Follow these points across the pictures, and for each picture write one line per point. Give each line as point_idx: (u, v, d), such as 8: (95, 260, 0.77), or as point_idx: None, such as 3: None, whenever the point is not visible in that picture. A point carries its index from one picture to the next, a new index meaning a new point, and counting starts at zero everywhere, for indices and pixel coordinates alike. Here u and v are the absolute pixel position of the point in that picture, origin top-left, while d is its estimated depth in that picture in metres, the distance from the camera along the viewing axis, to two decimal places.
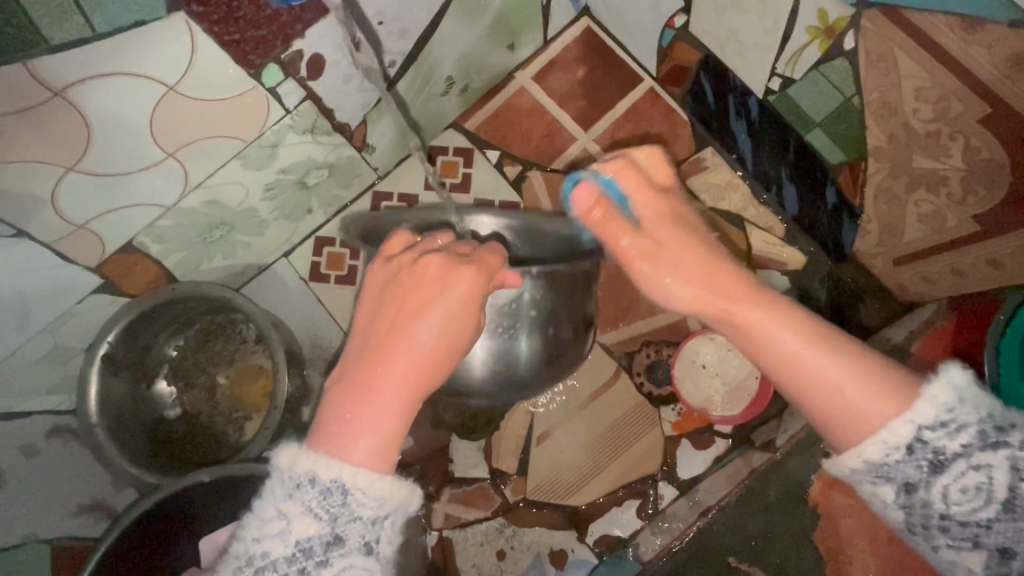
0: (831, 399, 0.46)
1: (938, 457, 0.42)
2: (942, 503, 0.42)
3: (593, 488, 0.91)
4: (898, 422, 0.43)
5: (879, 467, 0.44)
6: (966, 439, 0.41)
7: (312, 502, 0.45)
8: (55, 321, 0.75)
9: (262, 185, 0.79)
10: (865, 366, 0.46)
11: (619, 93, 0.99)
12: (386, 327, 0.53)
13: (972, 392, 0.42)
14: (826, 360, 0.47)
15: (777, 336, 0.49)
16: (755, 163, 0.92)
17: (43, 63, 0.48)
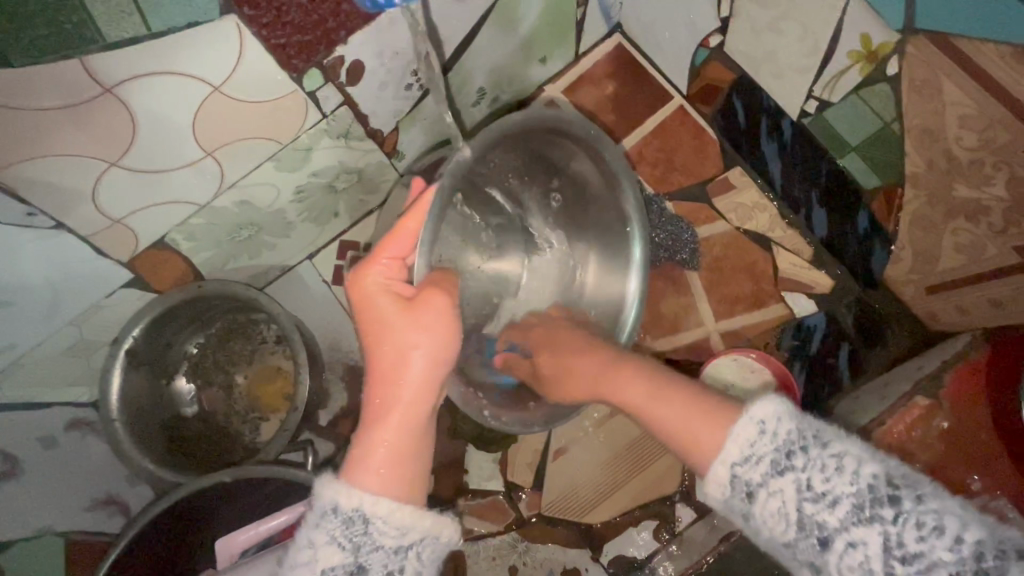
0: (673, 437, 0.55)
1: (748, 486, 0.48)
2: (767, 527, 0.47)
3: (609, 508, 0.90)
4: (714, 462, 0.50)
5: (727, 504, 0.50)
6: (764, 469, 0.47)
7: (335, 531, 0.46)
8: (82, 314, 0.75)
9: (293, 187, 0.80)
10: (697, 404, 0.56)
11: (648, 110, 0.99)
12: (391, 356, 0.55)
13: (790, 415, 0.48)
14: (670, 409, 0.57)
15: (653, 415, 0.59)
16: (785, 185, 0.91)
17: (99, 60, 0.48)
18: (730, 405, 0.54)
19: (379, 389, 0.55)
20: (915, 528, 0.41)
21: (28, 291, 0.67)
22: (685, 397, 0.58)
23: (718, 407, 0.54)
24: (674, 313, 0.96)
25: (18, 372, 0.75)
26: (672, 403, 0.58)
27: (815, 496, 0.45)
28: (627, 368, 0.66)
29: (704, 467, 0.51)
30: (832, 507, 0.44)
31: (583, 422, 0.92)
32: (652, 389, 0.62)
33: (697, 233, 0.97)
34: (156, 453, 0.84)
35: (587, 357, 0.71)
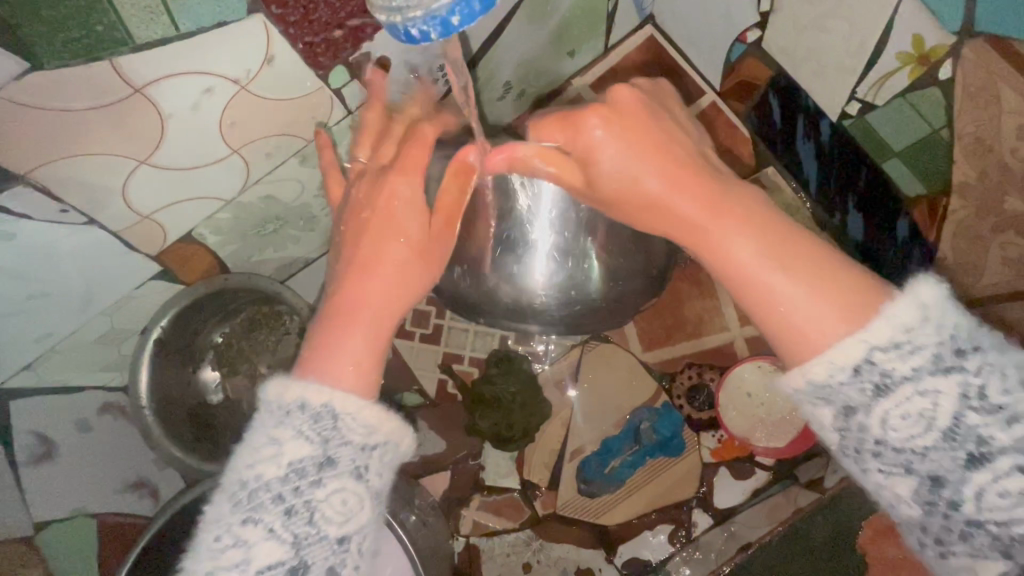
0: (787, 327, 0.45)
1: (883, 379, 0.41)
2: (878, 430, 0.42)
3: (625, 510, 0.90)
4: (847, 340, 0.43)
5: (822, 388, 0.43)
6: (919, 363, 0.40)
7: (303, 426, 0.44)
8: (113, 305, 0.77)
9: (318, 182, 0.80)
10: (774, 232, 0.48)
11: (679, 107, 0.97)
12: (375, 251, 0.54)
13: (939, 304, 0.41)
14: (801, 288, 0.46)
15: (778, 289, 0.47)
16: (821, 187, 0.88)
17: (128, 62, 0.48)
18: (865, 278, 0.46)
19: (365, 280, 0.53)
20: None
21: (62, 284, 0.69)
22: (754, 234, 0.49)
23: (846, 284, 0.45)
24: (698, 315, 0.92)
25: (52, 360, 0.77)
26: (780, 271, 0.47)
27: (986, 407, 0.39)
28: (688, 174, 0.51)
29: (801, 359, 0.44)
30: (1007, 423, 0.39)
31: (603, 422, 0.92)
32: (747, 219, 0.49)
33: None
34: (183, 441, 0.88)
35: (648, 152, 0.51)
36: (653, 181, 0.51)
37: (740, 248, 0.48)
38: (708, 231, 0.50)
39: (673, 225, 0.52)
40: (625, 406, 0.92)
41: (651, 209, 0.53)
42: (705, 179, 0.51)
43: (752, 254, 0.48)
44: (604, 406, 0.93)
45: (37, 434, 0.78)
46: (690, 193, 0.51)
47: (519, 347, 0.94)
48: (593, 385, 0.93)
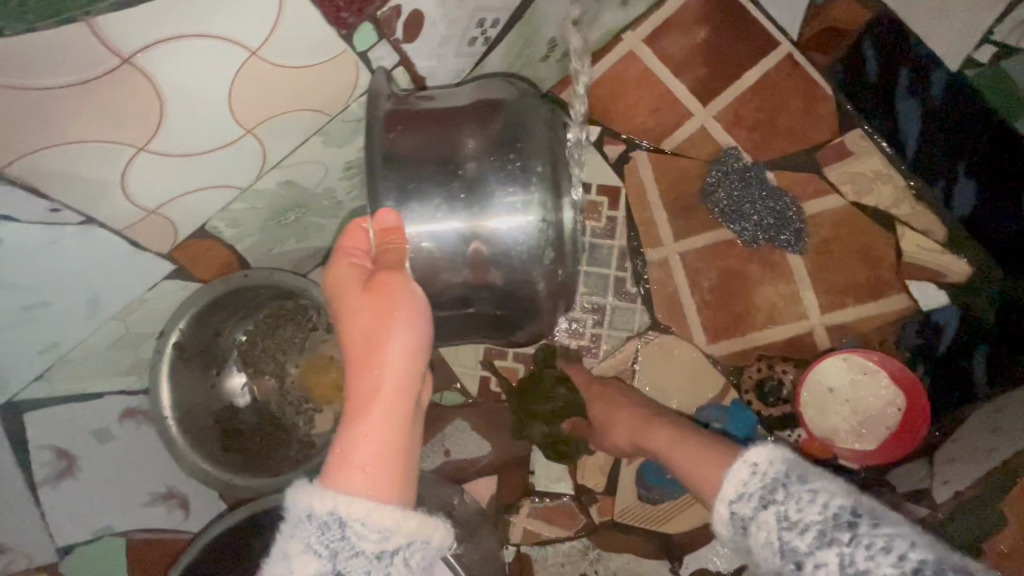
0: (712, 490, 0.55)
1: (795, 556, 0.43)
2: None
3: (691, 518, 0.82)
4: (722, 499, 0.49)
5: (776, 574, 0.45)
6: (812, 518, 0.43)
7: (312, 539, 0.41)
8: (126, 309, 0.70)
9: (343, 163, 0.70)
10: (694, 442, 0.62)
11: (748, 62, 0.83)
12: (356, 338, 0.48)
13: (781, 457, 0.48)
14: (710, 464, 0.57)
15: (679, 452, 0.62)
16: (921, 151, 0.76)
17: (110, 23, 0.38)
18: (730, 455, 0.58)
19: (357, 370, 0.48)
20: None
21: (66, 290, 0.61)
22: (669, 433, 0.66)
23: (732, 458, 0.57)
24: (770, 303, 0.83)
25: (62, 371, 0.70)
26: (712, 461, 0.58)
27: None
28: (649, 421, 0.69)
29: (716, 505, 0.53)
30: None
31: None
32: (674, 433, 0.65)
33: (803, 210, 0.83)
34: (209, 453, 0.80)
35: (621, 412, 0.73)
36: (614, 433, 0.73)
37: (666, 443, 0.65)
38: (650, 428, 0.68)
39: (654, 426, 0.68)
40: (688, 404, 0.83)
41: (650, 430, 0.68)
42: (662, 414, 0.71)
43: (678, 457, 0.61)
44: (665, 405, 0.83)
45: (54, 450, 0.73)
46: (625, 425, 0.72)
47: (568, 340, 0.85)
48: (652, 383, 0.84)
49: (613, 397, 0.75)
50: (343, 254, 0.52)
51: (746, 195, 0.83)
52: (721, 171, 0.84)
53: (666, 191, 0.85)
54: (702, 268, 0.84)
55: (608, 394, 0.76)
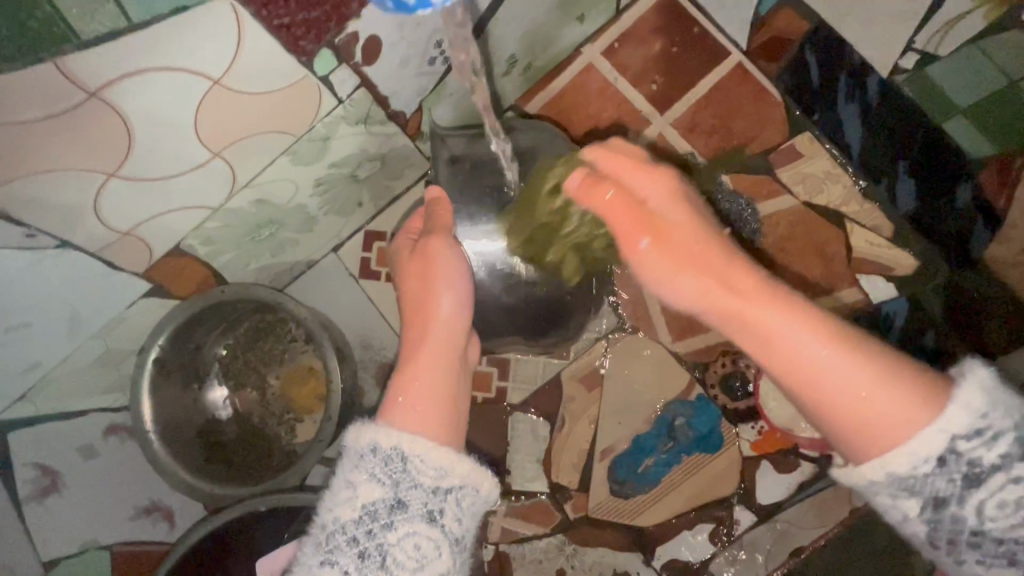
0: (876, 416, 0.40)
1: (972, 470, 0.38)
2: (976, 519, 0.38)
3: (663, 510, 0.85)
4: (929, 431, 0.39)
5: (903, 480, 0.40)
6: (999, 454, 0.38)
7: (376, 468, 0.43)
8: (106, 326, 0.72)
9: (312, 181, 0.73)
10: (783, 302, 0.45)
11: (701, 72, 0.87)
12: (414, 299, 0.57)
13: (1000, 392, 0.39)
14: (858, 368, 0.41)
15: (812, 349, 0.43)
16: (866, 152, 0.80)
17: (76, 62, 0.41)
18: (903, 360, 0.42)
19: (416, 326, 0.56)
20: None
21: (46, 311, 0.63)
22: (780, 309, 0.44)
23: (913, 369, 0.41)
24: None
25: (45, 388, 0.72)
26: (855, 367, 0.41)
27: None
28: (706, 253, 0.49)
29: (879, 450, 0.40)
30: None
31: (633, 418, 0.86)
32: (778, 301, 0.45)
33: (759, 211, 0.86)
34: (192, 464, 0.82)
35: (686, 260, 0.49)
36: (685, 282, 0.49)
37: (787, 337, 0.44)
38: (749, 318, 0.45)
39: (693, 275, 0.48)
40: (656, 400, 0.86)
41: (689, 271, 0.49)
42: (712, 231, 0.50)
43: (821, 356, 0.42)
44: (634, 402, 0.87)
45: (39, 467, 0.75)
46: (692, 272, 0.48)
47: None
48: (620, 381, 0.87)
49: (617, 203, 0.53)
50: (404, 232, 0.63)
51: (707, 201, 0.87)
52: (680, 176, 0.87)
53: None
54: None
55: (621, 167, 0.54)
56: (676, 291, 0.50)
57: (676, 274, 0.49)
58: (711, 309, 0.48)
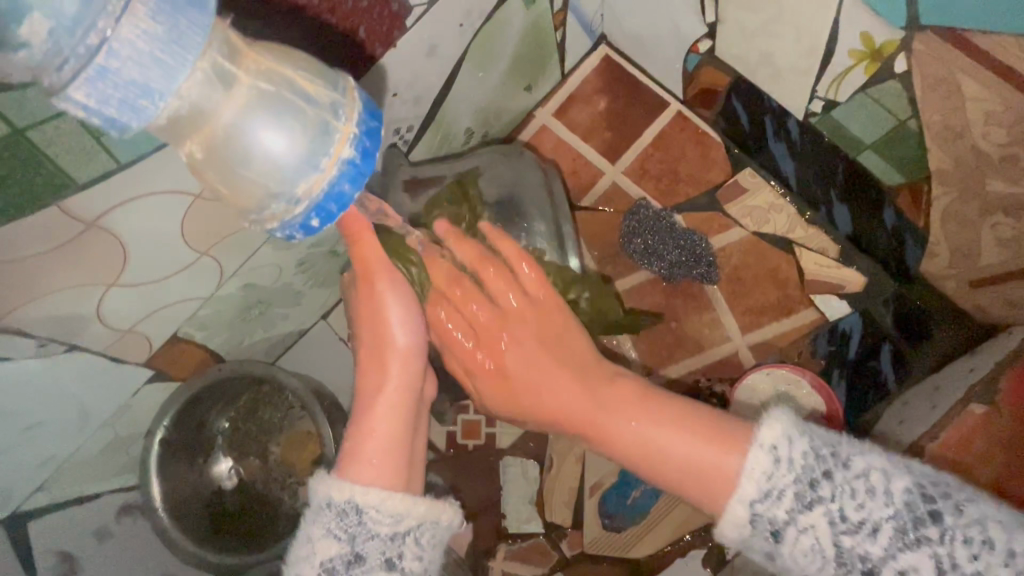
0: (686, 468, 0.50)
1: (772, 526, 0.44)
2: (791, 562, 0.45)
3: (654, 540, 0.88)
4: (744, 481, 0.45)
5: (740, 542, 0.47)
6: (790, 502, 0.44)
7: (331, 524, 0.47)
8: (113, 414, 0.78)
9: (294, 261, 0.80)
10: (644, 393, 0.56)
11: (645, 122, 0.94)
12: (371, 340, 0.58)
13: (794, 431, 0.45)
14: (682, 436, 0.51)
15: (666, 448, 0.51)
16: (802, 182, 0.86)
17: (75, 202, 0.49)
18: (726, 421, 0.51)
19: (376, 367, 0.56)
20: (964, 544, 0.40)
21: (57, 409, 0.69)
22: (643, 414, 0.54)
23: (725, 426, 0.50)
24: (697, 331, 0.93)
25: (60, 478, 0.77)
26: (679, 435, 0.51)
27: (853, 527, 0.42)
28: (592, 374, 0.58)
29: (721, 506, 0.48)
30: (874, 536, 0.42)
31: None
32: (642, 398, 0.55)
33: (712, 244, 0.92)
34: (199, 535, 0.87)
35: (561, 380, 0.58)
36: (523, 347, 0.59)
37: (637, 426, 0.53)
38: (601, 417, 0.55)
39: (562, 380, 0.58)
40: None
41: (548, 392, 0.58)
42: (577, 349, 0.59)
43: (657, 435, 0.52)
44: None
45: (59, 552, 0.78)
46: (565, 374, 0.58)
47: None
48: None
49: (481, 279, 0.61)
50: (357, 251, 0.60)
51: (661, 239, 0.93)
52: (633, 220, 0.94)
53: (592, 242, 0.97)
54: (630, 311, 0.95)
55: (515, 261, 0.61)
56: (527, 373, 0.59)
57: (528, 350, 0.59)
58: (572, 423, 0.57)
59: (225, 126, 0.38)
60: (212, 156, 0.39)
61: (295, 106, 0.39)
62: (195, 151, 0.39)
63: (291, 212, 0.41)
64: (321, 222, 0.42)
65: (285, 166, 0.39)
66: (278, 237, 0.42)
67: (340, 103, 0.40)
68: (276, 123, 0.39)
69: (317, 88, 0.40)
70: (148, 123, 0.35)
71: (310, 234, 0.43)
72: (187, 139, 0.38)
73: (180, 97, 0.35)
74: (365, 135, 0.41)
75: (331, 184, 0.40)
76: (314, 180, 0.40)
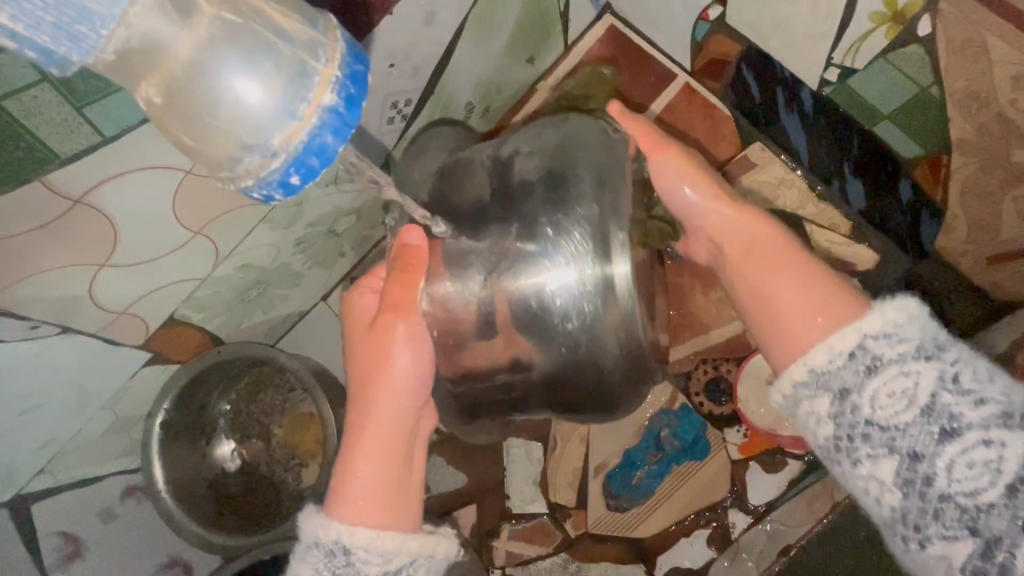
0: (779, 311, 0.51)
1: (871, 361, 0.44)
2: (868, 406, 0.43)
3: (658, 521, 0.88)
4: (846, 329, 0.46)
5: (821, 373, 0.46)
6: (904, 351, 0.43)
7: (319, 564, 0.48)
8: (113, 397, 0.77)
9: (292, 241, 0.78)
10: (816, 275, 0.51)
11: (652, 96, 0.91)
12: (366, 371, 0.56)
13: (919, 317, 0.44)
14: (793, 277, 0.52)
15: (785, 292, 0.51)
16: (814, 156, 0.84)
17: (59, 177, 0.47)
18: (853, 294, 0.49)
19: (372, 391, 0.55)
20: (998, 404, 0.40)
21: (54, 391, 0.68)
22: (794, 270, 0.52)
23: (836, 282, 0.51)
24: (703, 311, 0.89)
25: (61, 461, 0.76)
26: (789, 273, 0.52)
27: (959, 390, 0.41)
28: (730, 223, 0.59)
29: (794, 354, 0.49)
30: (977, 403, 0.40)
31: (622, 434, 0.89)
32: (805, 273, 0.52)
33: None
34: (203, 517, 0.86)
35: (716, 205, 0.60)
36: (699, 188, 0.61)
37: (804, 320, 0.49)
38: (748, 258, 0.56)
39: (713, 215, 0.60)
40: (641, 413, 0.89)
41: (721, 229, 0.60)
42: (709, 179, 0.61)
43: (775, 290, 0.52)
44: (621, 417, 0.90)
45: (64, 535, 0.78)
46: (734, 233, 0.59)
47: None
48: None
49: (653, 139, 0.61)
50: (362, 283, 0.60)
51: None
52: None
53: None
54: None
55: (659, 159, 0.61)
56: (682, 203, 0.62)
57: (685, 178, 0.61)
58: (736, 265, 0.57)
59: (185, 62, 0.34)
60: (169, 101, 0.35)
61: (266, 44, 0.35)
62: (154, 95, 0.35)
63: (267, 165, 0.36)
64: (302, 178, 0.37)
65: (257, 114, 0.35)
66: (254, 195, 0.37)
67: (320, 42, 0.36)
68: (241, 63, 0.35)
69: (292, 23, 0.36)
70: (93, 58, 0.33)
71: (291, 195, 0.39)
72: (145, 81, 0.35)
73: (129, 27, 0.32)
74: (348, 80, 0.37)
75: (312, 132, 0.36)
76: (293, 130, 0.36)
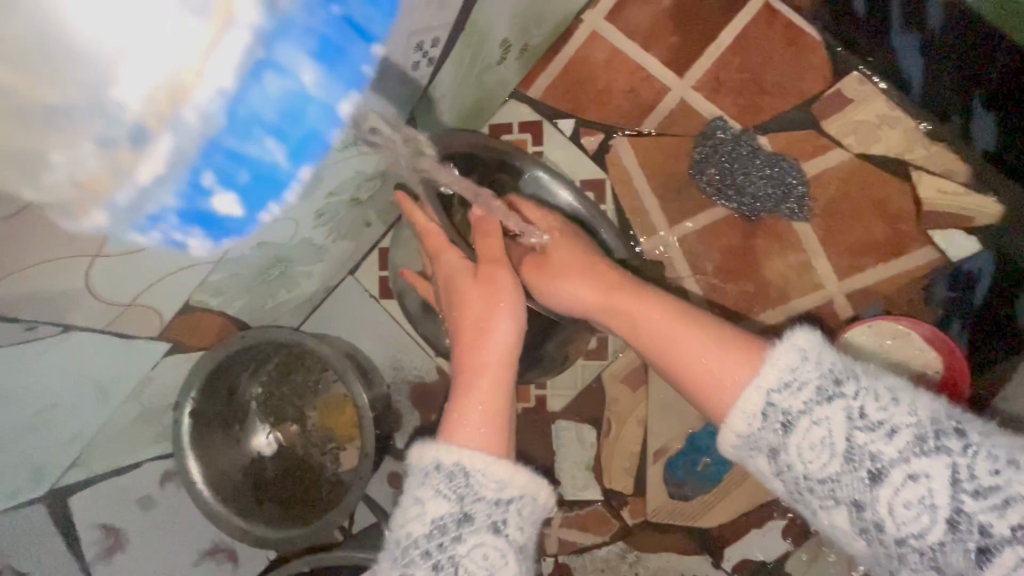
0: (701, 369, 0.51)
1: (784, 417, 0.44)
2: (800, 463, 0.44)
3: (725, 509, 0.80)
4: (748, 390, 0.46)
5: (748, 437, 0.46)
6: (807, 396, 0.44)
7: (441, 486, 0.44)
8: (136, 389, 0.72)
9: (312, 213, 0.69)
10: (712, 329, 0.53)
11: (723, 18, 0.75)
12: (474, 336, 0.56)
13: (816, 350, 0.45)
14: (699, 341, 0.53)
15: (688, 346, 0.53)
16: (930, 86, 0.71)
17: None
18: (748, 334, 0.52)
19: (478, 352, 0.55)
20: (874, 400, 0.42)
21: (69, 389, 0.63)
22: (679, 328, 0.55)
23: (738, 336, 0.52)
24: (781, 277, 0.77)
25: (93, 453, 0.72)
26: (697, 336, 0.53)
27: (868, 425, 0.42)
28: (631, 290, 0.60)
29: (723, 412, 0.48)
30: (889, 436, 0.41)
31: (686, 416, 0.81)
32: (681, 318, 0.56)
33: (805, 172, 0.76)
34: (243, 507, 0.82)
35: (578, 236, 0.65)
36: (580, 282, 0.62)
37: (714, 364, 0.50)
38: (672, 341, 0.55)
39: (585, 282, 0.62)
40: None
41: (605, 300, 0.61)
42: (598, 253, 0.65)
43: (692, 351, 0.52)
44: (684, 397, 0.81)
45: (103, 527, 0.75)
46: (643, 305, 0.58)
47: None
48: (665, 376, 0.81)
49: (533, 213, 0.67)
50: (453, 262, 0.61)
51: (737, 170, 0.77)
52: (705, 147, 0.78)
53: (652, 175, 0.80)
54: (703, 251, 0.79)
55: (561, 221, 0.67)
56: (561, 303, 0.64)
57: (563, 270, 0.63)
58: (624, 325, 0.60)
59: None
60: None
61: None
62: None
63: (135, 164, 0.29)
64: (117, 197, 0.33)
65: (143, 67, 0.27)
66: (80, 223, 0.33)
67: None
68: None
69: None
70: None
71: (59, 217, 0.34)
72: None
73: None
74: None
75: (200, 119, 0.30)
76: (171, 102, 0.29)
